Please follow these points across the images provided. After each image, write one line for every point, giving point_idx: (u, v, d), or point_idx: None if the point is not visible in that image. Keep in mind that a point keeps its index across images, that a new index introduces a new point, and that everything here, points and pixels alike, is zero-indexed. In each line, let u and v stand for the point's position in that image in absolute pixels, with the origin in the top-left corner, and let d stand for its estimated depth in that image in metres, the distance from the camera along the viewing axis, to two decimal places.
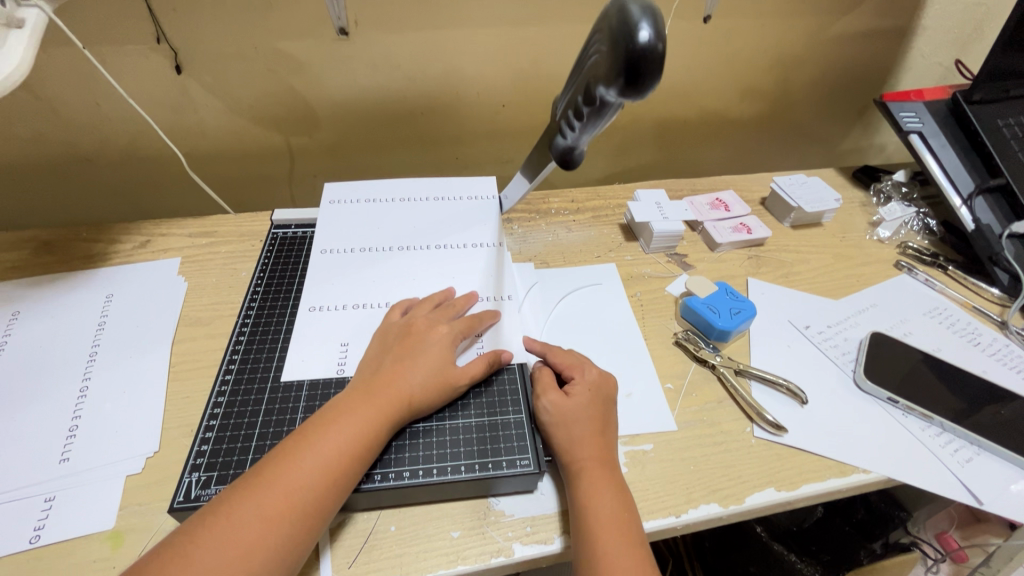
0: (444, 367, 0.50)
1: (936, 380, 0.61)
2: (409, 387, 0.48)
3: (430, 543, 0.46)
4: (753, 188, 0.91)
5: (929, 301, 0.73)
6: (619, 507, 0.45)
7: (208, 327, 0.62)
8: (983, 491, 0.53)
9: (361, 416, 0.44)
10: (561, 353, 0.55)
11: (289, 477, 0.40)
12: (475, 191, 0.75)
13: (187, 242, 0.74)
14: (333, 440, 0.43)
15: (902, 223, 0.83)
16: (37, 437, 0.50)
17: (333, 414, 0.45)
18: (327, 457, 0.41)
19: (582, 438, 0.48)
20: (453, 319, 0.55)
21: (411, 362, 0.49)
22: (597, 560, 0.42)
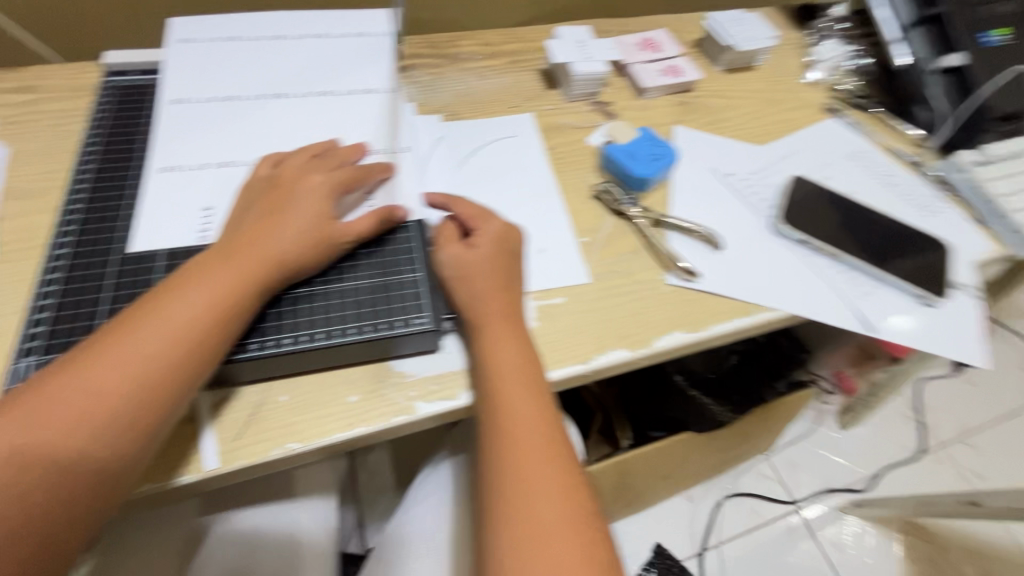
0: (322, 223, 0.44)
1: (847, 221, 0.60)
2: (275, 249, 0.41)
3: (325, 408, 0.43)
4: (688, 28, 0.82)
5: (851, 145, 0.71)
6: (523, 357, 0.43)
7: (42, 200, 0.52)
8: (875, 319, 0.55)
9: (216, 283, 0.39)
10: (465, 204, 0.49)
11: (123, 352, 0.35)
12: (363, 26, 0.62)
13: (3, 100, 0.59)
14: (181, 311, 0.37)
15: (836, 64, 0.79)
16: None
17: (185, 280, 0.39)
18: (172, 331, 0.37)
19: (485, 291, 0.44)
20: (336, 168, 0.48)
21: (279, 221, 0.43)
22: (498, 408, 0.41)
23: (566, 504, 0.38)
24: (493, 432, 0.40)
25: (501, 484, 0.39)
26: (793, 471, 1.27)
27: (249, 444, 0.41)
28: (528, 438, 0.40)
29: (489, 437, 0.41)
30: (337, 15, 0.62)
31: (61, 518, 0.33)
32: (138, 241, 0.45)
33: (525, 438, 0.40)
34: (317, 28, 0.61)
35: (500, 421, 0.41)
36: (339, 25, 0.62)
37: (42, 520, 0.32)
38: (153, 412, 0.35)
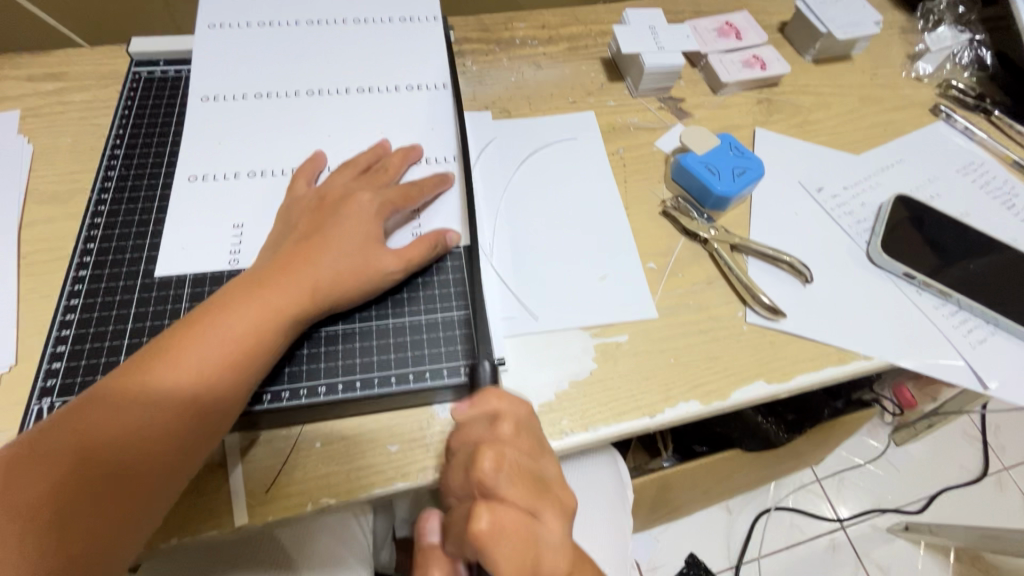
0: (367, 250, 0.40)
1: (961, 252, 0.52)
2: (315, 277, 0.38)
3: (363, 458, 0.39)
4: (773, 9, 0.72)
5: (964, 155, 0.61)
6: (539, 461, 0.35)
7: (66, 205, 0.48)
8: (989, 374, 0.47)
9: (250, 314, 0.36)
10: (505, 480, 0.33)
11: (181, 366, 0.33)
12: (409, 8, 0.55)
13: (27, 88, 0.55)
14: (213, 345, 0.34)
15: (949, 55, 0.67)
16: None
17: (212, 309, 0.36)
18: (203, 368, 0.34)
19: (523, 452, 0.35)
20: (384, 185, 0.44)
21: (322, 245, 0.39)
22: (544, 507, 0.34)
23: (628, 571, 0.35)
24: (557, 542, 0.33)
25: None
26: (842, 488, 1.20)
27: (280, 498, 0.37)
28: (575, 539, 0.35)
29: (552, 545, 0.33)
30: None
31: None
32: (165, 264, 0.41)
33: None
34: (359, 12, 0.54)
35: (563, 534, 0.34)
36: (384, 9, 0.55)
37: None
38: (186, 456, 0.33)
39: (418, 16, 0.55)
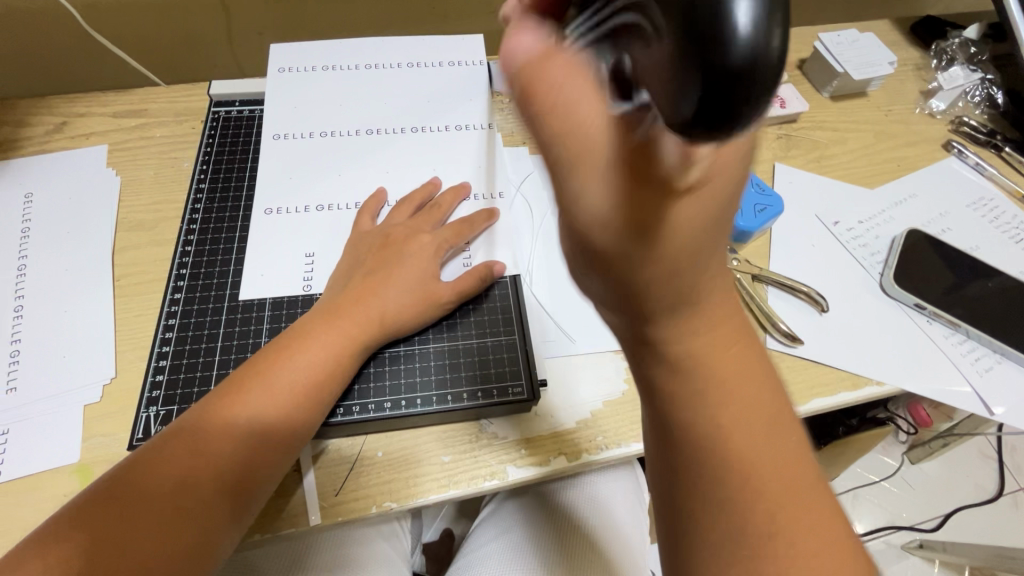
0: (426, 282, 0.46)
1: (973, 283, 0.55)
2: (373, 317, 0.43)
3: (421, 467, 0.43)
4: (792, 46, 0.76)
5: (975, 190, 0.65)
6: (741, 358, 0.28)
7: (152, 233, 0.54)
8: (996, 401, 0.51)
9: (316, 353, 0.41)
10: None
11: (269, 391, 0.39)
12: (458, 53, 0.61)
13: (112, 124, 0.61)
14: (287, 380, 0.39)
15: (961, 93, 0.70)
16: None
17: (282, 347, 0.41)
18: (277, 400, 0.39)
19: (714, 308, 0.26)
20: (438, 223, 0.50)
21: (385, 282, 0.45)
22: (721, 464, 0.28)
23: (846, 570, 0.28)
24: (729, 501, 0.28)
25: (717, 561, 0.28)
26: (856, 503, 1.22)
27: (348, 501, 0.42)
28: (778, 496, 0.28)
29: (714, 508, 0.28)
30: (431, 41, 0.61)
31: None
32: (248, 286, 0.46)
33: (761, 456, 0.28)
34: (411, 56, 0.60)
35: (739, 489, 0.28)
36: (434, 53, 0.60)
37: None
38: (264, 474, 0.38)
39: (464, 60, 0.60)
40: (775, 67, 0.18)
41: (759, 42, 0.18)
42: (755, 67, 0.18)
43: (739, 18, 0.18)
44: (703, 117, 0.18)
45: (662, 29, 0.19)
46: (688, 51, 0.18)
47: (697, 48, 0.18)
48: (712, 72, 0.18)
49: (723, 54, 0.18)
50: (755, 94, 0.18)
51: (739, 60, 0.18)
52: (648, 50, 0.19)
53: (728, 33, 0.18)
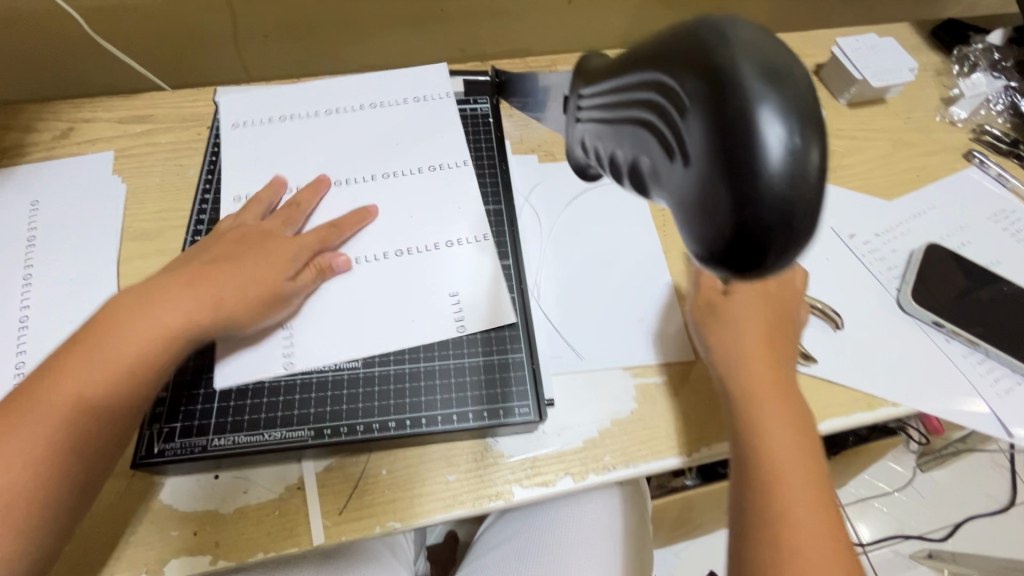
0: (255, 280, 0.41)
1: (996, 302, 0.53)
2: (177, 319, 0.37)
3: (426, 487, 0.43)
4: (808, 51, 0.74)
5: (996, 202, 0.63)
6: (782, 409, 0.40)
7: (158, 242, 0.53)
8: (1015, 423, 0.50)
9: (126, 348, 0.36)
10: (720, 251, 0.48)
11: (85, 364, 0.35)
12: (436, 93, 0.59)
13: (118, 129, 0.60)
14: (85, 375, 0.35)
15: (984, 100, 0.68)
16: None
17: (103, 326, 0.36)
18: (86, 391, 0.34)
19: (745, 335, 0.43)
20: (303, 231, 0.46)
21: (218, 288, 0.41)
22: (760, 453, 0.38)
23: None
24: (760, 498, 0.36)
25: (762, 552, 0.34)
26: (865, 512, 1.20)
27: (352, 520, 0.41)
28: (803, 498, 0.36)
29: (753, 511, 0.36)
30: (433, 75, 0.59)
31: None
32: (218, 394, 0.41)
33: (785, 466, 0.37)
34: (396, 86, 0.58)
35: (769, 472, 0.37)
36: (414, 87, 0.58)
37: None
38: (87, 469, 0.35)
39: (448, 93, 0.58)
40: (814, 194, 0.18)
41: (796, 175, 0.18)
42: (790, 208, 0.18)
43: (772, 151, 0.17)
44: (733, 263, 0.19)
45: (696, 159, 0.19)
46: (721, 193, 0.18)
47: (730, 191, 0.18)
48: (745, 225, 0.18)
49: (753, 199, 0.18)
50: (788, 237, 0.18)
51: (770, 210, 0.18)
52: (685, 174, 0.19)
53: (760, 181, 0.17)
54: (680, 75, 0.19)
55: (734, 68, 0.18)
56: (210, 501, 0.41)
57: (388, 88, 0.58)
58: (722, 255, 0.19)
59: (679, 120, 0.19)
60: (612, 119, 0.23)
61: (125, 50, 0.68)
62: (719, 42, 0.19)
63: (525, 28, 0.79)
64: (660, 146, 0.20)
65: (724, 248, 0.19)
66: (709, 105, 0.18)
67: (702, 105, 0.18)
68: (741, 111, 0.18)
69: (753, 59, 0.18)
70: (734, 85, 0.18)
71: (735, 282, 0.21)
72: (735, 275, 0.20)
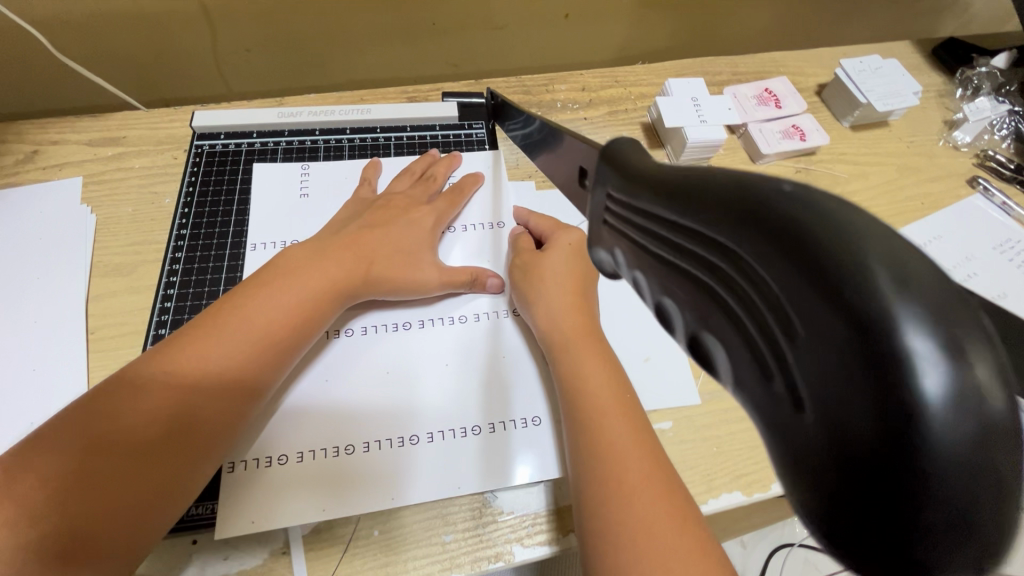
0: (416, 248, 0.47)
1: None
2: (321, 282, 0.42)
3: (421, 549, 0.40)
4: (810, 71, 0.72)
5: (1001, 231, 0.62)
6: (598, 357, 0.40)
7: (130, 279, 0.50)
8: None
9: (283, 298, 0.40)
10: (545, 219, 0.51)
11: (245, 317, 0.38)
12: (427, 121, 0.57)
13: (88, 152, 0.57)
14: (245, 328, 0.38)
15: (988, 125, 0.67)
16: (512, 427, 0.43)
17: (266, 278, 0.41)
18: (250, 343, 0.38)
19: (558, 289, 0.44)
20: (434, 197, 0.51)
21: (381, 257, 0.45)
22: (596, 449, 0.35)
23: (682, 523, 0.31)
24: (584, 429, 0.37)
25: (618, 555, 0.31)
26: None
27: None
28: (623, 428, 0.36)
29: (583, 456, 0.36)
30: (433, 104, 0.57)
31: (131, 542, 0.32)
32: (410, 424, 0.43)
33: (602, 399, 0.38)
34: (385, 115, 0.55)
35: (599, 449, 0.35)
36: (405, 117, 0.55)
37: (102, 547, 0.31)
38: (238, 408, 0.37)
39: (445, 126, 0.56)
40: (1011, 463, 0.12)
41: (973, 449, 0.12)
42: (962, 507, 0.12)
43: (933, 395, 0.12)
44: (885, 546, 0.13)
45: (809, 413, 0.13)
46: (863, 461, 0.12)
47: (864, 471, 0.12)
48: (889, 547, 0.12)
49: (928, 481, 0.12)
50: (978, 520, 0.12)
51: (944, 487, 0.12)
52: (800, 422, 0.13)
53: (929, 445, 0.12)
54: (769, 267, 0.13)
55: (876, 308, 0.12)
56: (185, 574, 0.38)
57: (375, 118, 0.55)
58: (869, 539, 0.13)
59: (782, 340, 0.13)
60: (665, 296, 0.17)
61: (96, 65, 0.64)
62: (838, 256, 0.12)
63: (521, 43, 0.76)
64: (754, 365, 0.14)
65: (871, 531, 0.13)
66: (832, 334, 0.12)
67: (822, 340, 0.12)
68: (885, 361, 0.12)
69: (889, 272, 0.12)
70: (860, 298, 0.12)
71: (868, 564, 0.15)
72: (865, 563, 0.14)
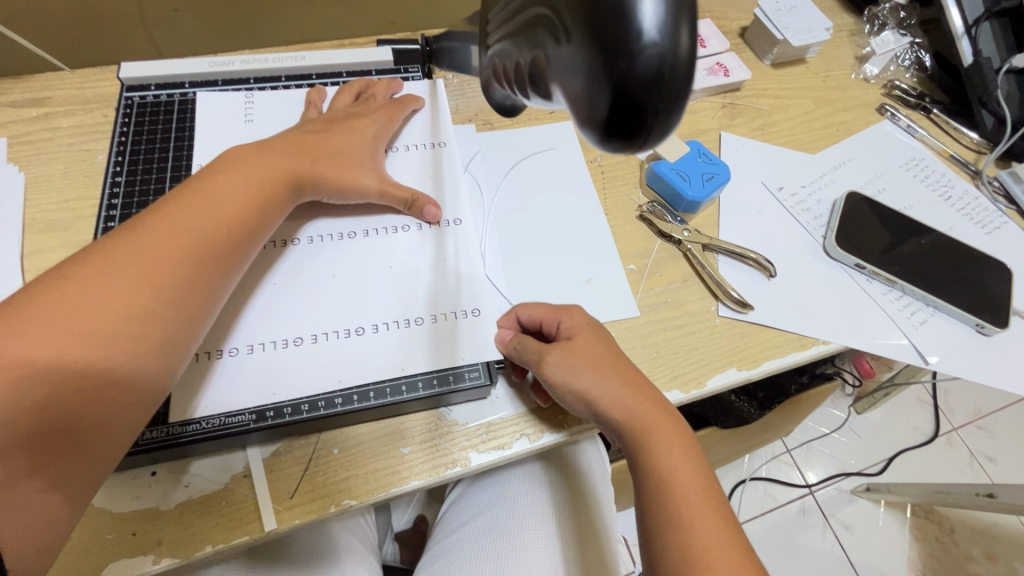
0: (361, 154, 0.48)
1: (912, 247, 0.57)
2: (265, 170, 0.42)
3: (380, 460, 0.42)
4: (733, 14, 0.76)
5: (907, 151, 0.67)
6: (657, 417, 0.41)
7: (66, 234, 0.49)
8: (929, 351, 0.54)
9: (235, 185, 0.40)
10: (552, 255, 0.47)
11: (198, 203, 0.38)
12: (364, 67, 0.57)
13: (11, 114, 0.55)
14: (197, 212, 0.37)
15: (893, 57, 0.72)
16: (459, 316, 0.45)
17: (214, 168, 0.40)
18: (205, 225, 0.37)
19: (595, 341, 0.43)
20: (374, 111, 0.52)
21: (324, 157, 0.45)
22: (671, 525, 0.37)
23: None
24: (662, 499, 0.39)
25: None
26: (809, 456, 1.29)
27: (305, 501, 0.40)
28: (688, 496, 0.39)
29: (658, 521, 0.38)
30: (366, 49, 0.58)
31: (108, 433, 0.32)
32: (355, 318, 0.44)
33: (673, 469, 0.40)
34: (320, 61, 0.56)
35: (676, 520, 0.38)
36: (339, 62, 0.56)
37: (70, 433, 0.30)
38: (199, 300, 0.36)
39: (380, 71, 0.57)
40: (688, 63, 0.19)
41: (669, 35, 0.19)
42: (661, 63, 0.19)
43: (644, 18, 0.18)
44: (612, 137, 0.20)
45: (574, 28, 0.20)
46: (598, 63, 0.19)
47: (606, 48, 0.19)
48: (619, 87, 0.19)
49: (627, 66, 0.18)
50: (666, 103, 0.19)
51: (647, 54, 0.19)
52: (571, 46, 0.20)
53: (633, 30, 0.18)
54: None
55: None
56: (148, 500, 0.39)
57: (311, 64, 0.55)
58: (606, 129, 0.20)
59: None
60: (518, 24, 0.24)
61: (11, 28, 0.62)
62: None
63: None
64: (552, 28, 0.21)
65: (610, 118, 0.20)
66: None
67: None
68: None
69: None
70: None
71: (625, 150, 0.21)
72: (623, 145, 0.20)
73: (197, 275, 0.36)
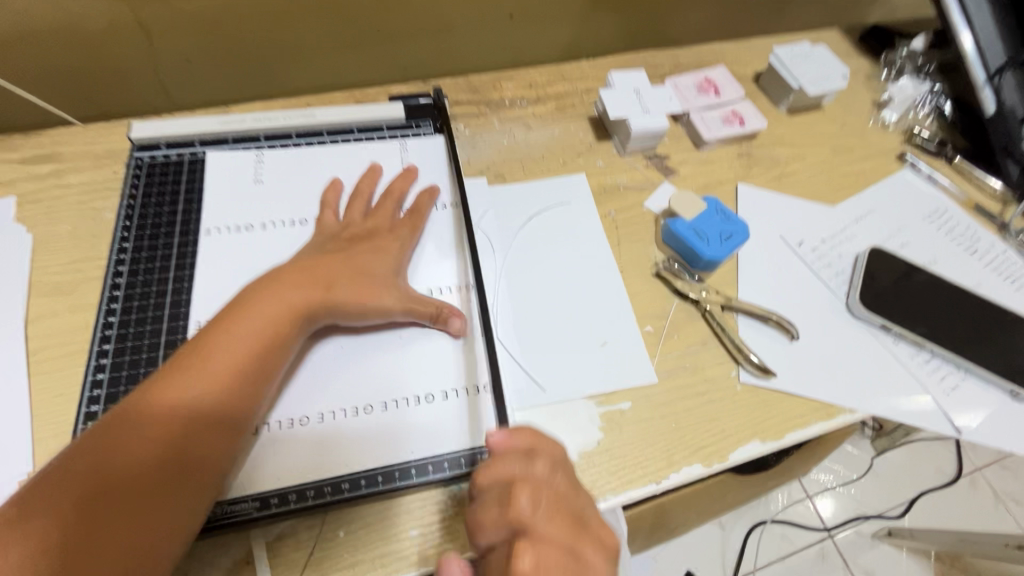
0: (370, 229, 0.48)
1: (948, 315, 0.55)
2: (277, 310, 0.41)
3: (389, 546, 0.40)
4: (747, 59, 0.75)
5: (930, 202, 0.65)
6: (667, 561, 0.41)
7: (71, 297, 0.48)
8: (962, 419, 0.51)
9: (246, 334, 0.39)
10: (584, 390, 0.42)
11: (212, 358, 0.38)
12: (374, 123, 0.57)
13: (21, 171, 0.55)
14: (207, 371, 0.38)
15: (911, 104, 0.71)
16: (469, 394, 0.44)
17: (230, 313, 0.40)
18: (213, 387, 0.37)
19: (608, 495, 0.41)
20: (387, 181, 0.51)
21: (340, 274, 0.44)
22: None
23: None
24: None
25: None
26: (828, 497, 1.24)
27: None
28: None
29: None
30: (375, 105, 0.57)
31: None
32: (362, 396, 0.43)
33: None
34: (331, 118, 0.55)
35: None
36: (350, 118, 0.55)
37: None
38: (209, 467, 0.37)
39: (392, 126, 0.57)
40: None
41: None
42: None
43: None
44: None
45: None
46: None
47: None
48: None
49: None
50: None
51: None
52: None
53: None
54: None
55: None
56: None
57: (321, 122, 0.55)
58: None
59: None
60: None
61: (26, 79, 0.62)
62: None
63: (469, 43, 0.76)
64: None
65: None
66: None
67: None
68: None
69: None
70: None
71: None
72: None
73: (201, 441, 0.37)
